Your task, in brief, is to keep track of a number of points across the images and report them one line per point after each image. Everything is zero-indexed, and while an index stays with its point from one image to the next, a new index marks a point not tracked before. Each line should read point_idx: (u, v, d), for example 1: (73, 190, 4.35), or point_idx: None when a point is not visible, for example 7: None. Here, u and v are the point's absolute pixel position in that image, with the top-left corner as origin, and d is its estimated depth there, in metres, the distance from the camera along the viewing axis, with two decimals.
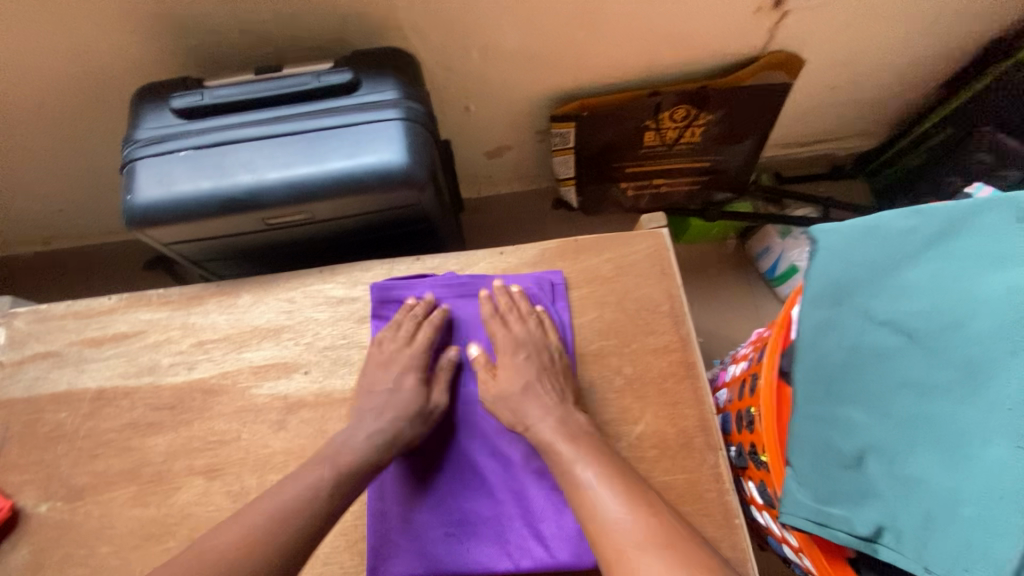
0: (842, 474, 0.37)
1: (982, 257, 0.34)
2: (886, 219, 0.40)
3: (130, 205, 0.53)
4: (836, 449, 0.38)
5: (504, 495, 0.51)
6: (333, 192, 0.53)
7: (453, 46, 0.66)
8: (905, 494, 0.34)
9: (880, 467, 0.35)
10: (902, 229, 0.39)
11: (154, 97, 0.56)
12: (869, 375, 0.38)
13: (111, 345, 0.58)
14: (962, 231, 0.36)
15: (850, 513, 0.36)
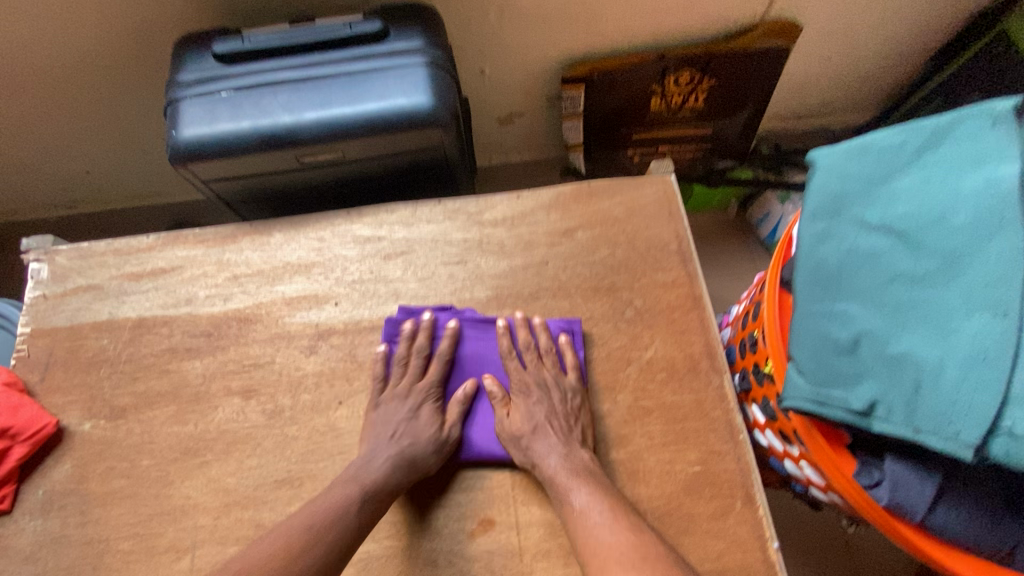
0: (839, 361, 0.40)
1: (963, 160, 0.39)
2: (876, 137, 0.44)
3: (175, 140, 0.56)
4: (834, 339, 0.41)
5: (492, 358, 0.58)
6: (365, 130, 0.57)
7: (470, 5, 0.70)
8: (895, 369, 0.37)
9: (874, 349, 0.39)
10: (894, 143, 0.42)
11: (194, 44, 0.60)
12: (863, 273, 0.41)
13: (150, 279, 0.61)
14: (944, 141, 0.40)
15: (846, 393, 0.39)
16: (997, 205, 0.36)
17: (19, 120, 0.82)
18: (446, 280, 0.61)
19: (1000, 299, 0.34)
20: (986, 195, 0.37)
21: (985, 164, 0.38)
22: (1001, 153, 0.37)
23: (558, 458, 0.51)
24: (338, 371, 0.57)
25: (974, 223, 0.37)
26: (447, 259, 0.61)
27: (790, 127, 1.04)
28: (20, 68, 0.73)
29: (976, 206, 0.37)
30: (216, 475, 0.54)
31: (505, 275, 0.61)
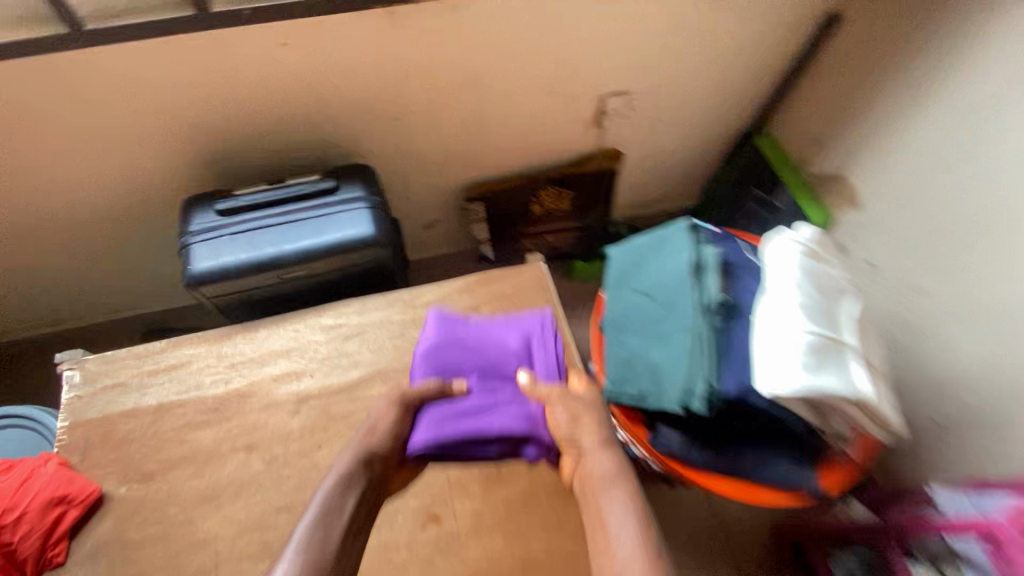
0: (624, 371, 0.69)
1: (672, 254, 0.71)
2: (635, 240, 0.76)
3: (190, 272, 0.80)
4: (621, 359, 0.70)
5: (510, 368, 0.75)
6: (327, 254, 0.83)
7: (394, 158, 1.00)
8: (648, 371, 0.67)
9: (639, 361, 0.68)
10: (643, 245, 0.75)
11: (197, 204, 0.85)
12: (633, 319, 0.71)
13: (165, 373, 0.82)
14: (665, 243, 0.73)
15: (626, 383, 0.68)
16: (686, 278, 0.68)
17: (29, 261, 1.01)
18: (391, 350, 0.86)
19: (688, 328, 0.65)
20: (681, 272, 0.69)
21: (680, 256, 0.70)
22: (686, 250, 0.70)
23: (603, 467, 0.57)
24: (316, 424, 0.79)
25: (677, 288, 0.68)
26: (391, 336, 0.87)
27: (643, 213, 1.42)
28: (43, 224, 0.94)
29: (677, 279, 0.69)
30: (230, 511, 0.73)
31: None
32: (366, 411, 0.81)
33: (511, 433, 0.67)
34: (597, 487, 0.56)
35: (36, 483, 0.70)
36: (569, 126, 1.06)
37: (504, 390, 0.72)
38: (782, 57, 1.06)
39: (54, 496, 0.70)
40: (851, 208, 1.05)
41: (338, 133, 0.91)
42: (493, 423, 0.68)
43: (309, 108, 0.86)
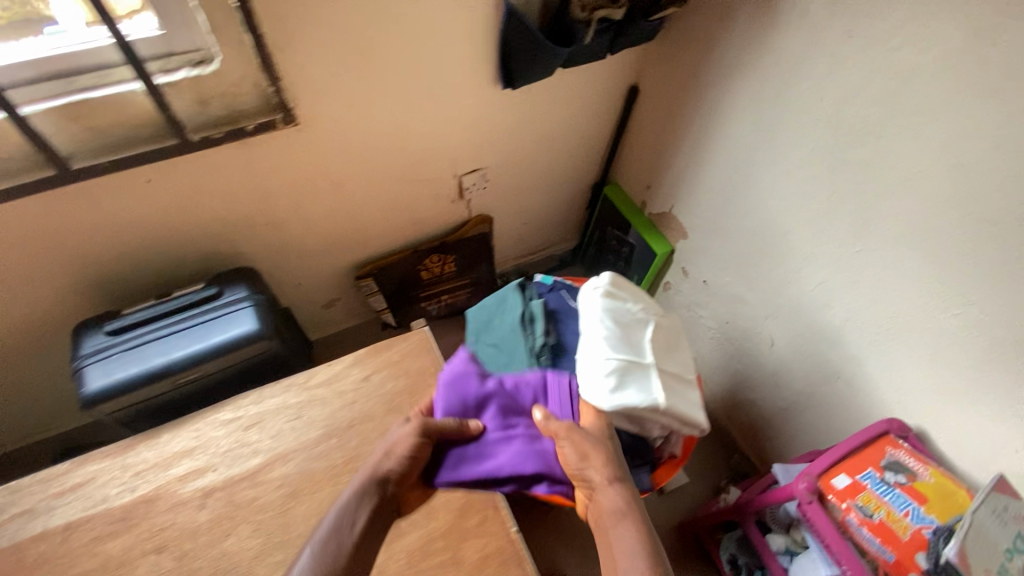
0: None
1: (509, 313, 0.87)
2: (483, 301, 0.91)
3: (84, 394, 0.86)
4: None
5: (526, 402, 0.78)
6: (216, 355, 0.92)
7: (279, 254, 1.11)
8: None
9: None
10: (490, 304, 0.90)
11: (87, 328, 0.92)
12: None
13: (70, 492, 0.87)
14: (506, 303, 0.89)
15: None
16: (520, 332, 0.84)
17: None
18: (290, 431, 0.94)
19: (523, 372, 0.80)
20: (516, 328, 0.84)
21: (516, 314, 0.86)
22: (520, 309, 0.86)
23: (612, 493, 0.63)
24: (224, 513, 0.86)
25: (516, 341, 0.84)
26: (288, 418, 0.96)
27: (528, 259, 1.59)
28: None
29: (515, 333, 0.84)
30: None
31: (330, 415, 0.97)
32: (270, 491, 0.88)
33: (521, 474, 0.71)
34: (610, 521, 0.61)
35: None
36: (436, 202, 1.21)
37: (520, 424, 0.76)
38: (604, 121, 1.27)
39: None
40: (682, 239, 1.26)
41: (219, 242, 1.02)
42: (503, 465, 0.71)
43: (186, 227, 0.96)
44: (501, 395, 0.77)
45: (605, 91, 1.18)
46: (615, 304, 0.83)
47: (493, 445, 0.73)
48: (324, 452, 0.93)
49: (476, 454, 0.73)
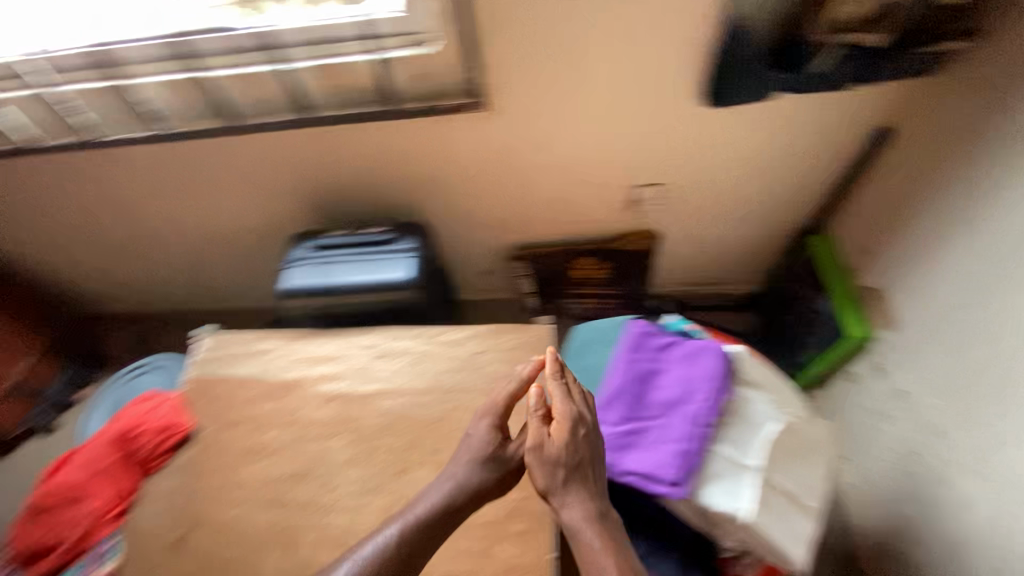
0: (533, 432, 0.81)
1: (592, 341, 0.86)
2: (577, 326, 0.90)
3: (283, 286, 1.13)
4: None
5: (669, 404, 0.72)
6: (373, 288, 1.11)
7: (452, 218, 1.23)
8: None
9: None
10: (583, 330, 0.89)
11: (302, 239, 1.20)
12: None
13: (253, 355, 1.14)
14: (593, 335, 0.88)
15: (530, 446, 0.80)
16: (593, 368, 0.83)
17: (201, 259, 1.43)
18: (404, 375, 1.07)
19: None
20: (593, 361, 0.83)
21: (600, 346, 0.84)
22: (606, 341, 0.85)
23: (580, 505, 0.63)
24: (338, 421, 1.04)
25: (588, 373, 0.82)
26: (407, 363, 1.08)
27: (698, 292, 1.42)
28: (212, 237, 1.34)
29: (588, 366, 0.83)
30: (261, 467, 1.00)
31: (440, 375, 1.07)
32: (372, 419, 1.03)
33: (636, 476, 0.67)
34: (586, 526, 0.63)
35: (170, 407, 1.07)
36: (608, 211, 1.18)
37: (655, 425, 0.71)
38: (832, 163, 1.05)
39: (173, 421, 1.05)
40: (892, 330, 0.99)
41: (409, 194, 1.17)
42: (623, 464, 0.68)
43: (387, 176, 1.13)
44: (660, 395, 0.73)
45: (842, 129, 0.98)
46: (745, 399, 0.74)
47: (643, 438, 0.70)
48: (422, 405, 1.04)
49: (621, 440, 0.70)
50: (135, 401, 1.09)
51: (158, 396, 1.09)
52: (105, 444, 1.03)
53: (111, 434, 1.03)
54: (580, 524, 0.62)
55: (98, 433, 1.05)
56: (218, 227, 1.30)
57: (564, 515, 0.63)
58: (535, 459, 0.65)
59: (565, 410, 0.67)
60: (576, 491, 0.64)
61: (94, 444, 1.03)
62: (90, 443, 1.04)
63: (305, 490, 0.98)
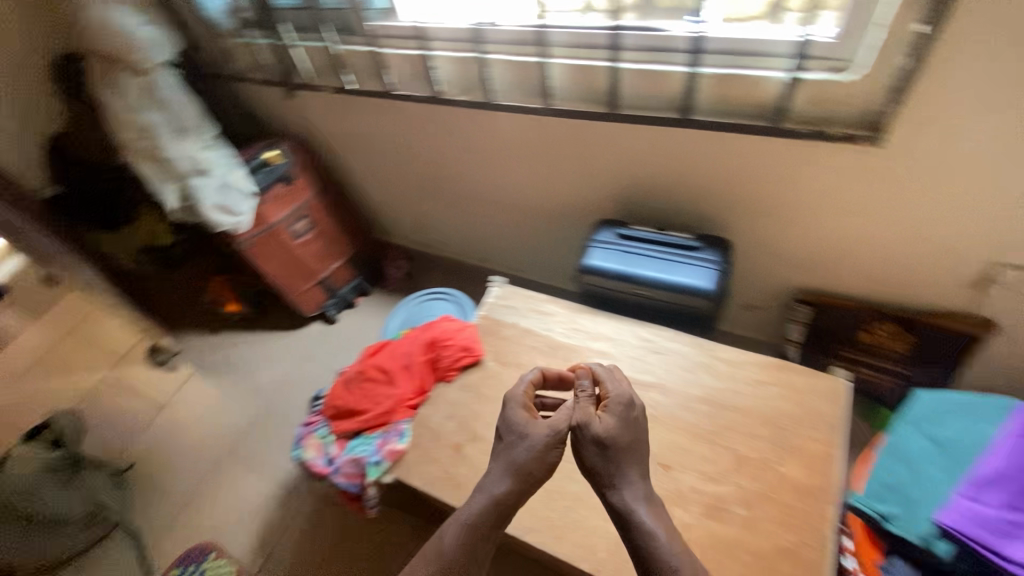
0: (889, 477, 1.01)
1: (959, 416, 1.01)
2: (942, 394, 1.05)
3: (584, 263, 1.23)
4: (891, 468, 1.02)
5: None
6: (671, 289, 1.14)
7: (752, 244, 1.23)
8: (908, 488, 0.97)
9: (901, 478, 0.99)
10: (950, 400, 1.04)
11: (608, 226, 1.28)
12: (912, 450, 1.02)
13: (537, 315, 1.27)
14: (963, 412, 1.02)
15: (884, 490, 1.00)
16: (962, 441, 0.98)
17: (491, 221, 1.65)
18: (679, 376, 1.10)
19: (953, 477, 0.94)
20: (964, 437, 0.98)
21: (970, 424, 0.99)
22: (977, 420, 0.99)
23: (641, 499, 0.78)
24: None
25: (958, 447, 0.98)
26: (683, 367, 1.11)
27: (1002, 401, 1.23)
28: (513, 205, 1.53)
29: (958, 439, 0.99)
30: None
31: (715, 388, 1.07)
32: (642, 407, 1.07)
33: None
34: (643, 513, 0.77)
35: (467, 332, 1.24)
36: (944, 281, 1.09)
37: None
38: None
39: (469, 344, 1.21)
40: None
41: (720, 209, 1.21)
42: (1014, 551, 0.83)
43: (711, 190, 1.17)
44: None
45: None
46: None
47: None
48: (695, 411, 1.05)
49: (1008, 526, 0.86)
50: (441, 319, 1.29)
51: (460, 321, 1.27)
52: (417, 346, 1.24)
53: (424, 339, 1.24)
54: (634, 506, 0.77)
55: (412, 335, 1.27)
56: (523, 200, 1.47)
57: (620, 499, 0.78)
58: (607, 451, 0.79)
59: (618, 402, 0.83)
60: (634, 479, 0.79)
61: (409, 343, 1.25)
62: (405, 341, 1.27)
63: (569, 446, 1.06)
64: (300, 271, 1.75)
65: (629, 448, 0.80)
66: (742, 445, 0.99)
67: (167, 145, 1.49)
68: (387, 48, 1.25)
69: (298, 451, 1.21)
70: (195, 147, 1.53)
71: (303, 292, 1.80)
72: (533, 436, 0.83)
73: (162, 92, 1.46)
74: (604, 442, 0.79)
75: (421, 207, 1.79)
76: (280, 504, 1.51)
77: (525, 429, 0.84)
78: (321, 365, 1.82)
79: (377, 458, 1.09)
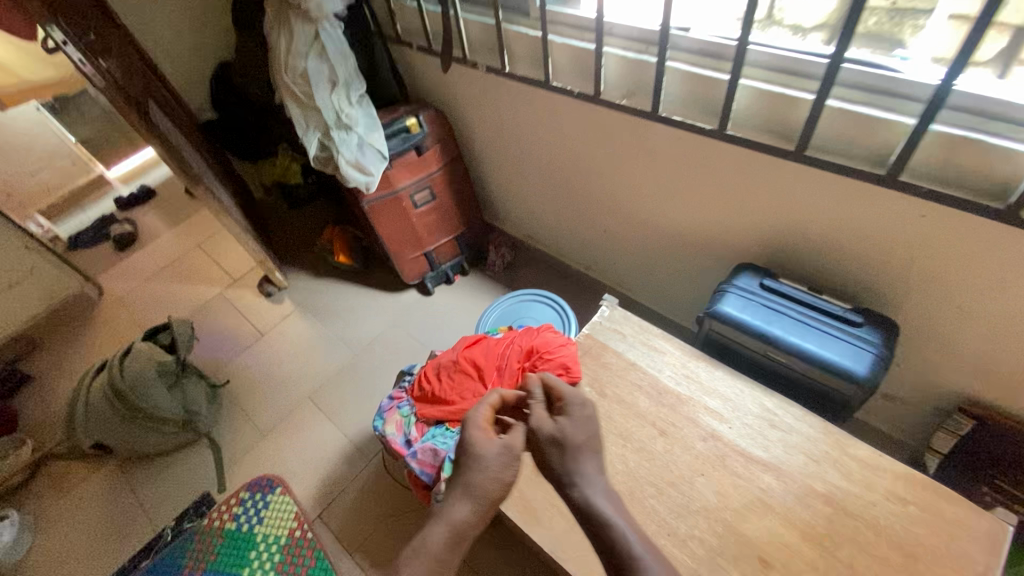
0: None
1: None
2: None
3: (717, 308, 1.11)
4: None
5: None
6: (817, 364, 1.00)
7: (922, 333, 1.05)
8: None
9: None
10: None
11: (752, 272, 1.15)
12: None
13: (648, 349, 1.18)
14: None
15: None
16: None
17: (615, 232, 1.56)
18: (800, 462, 0.97)
19: None
20: None
21: None
22: None
23: (603, 498, 0.90)
24: (710, 457, 1.00)
25: None
26: (808, 453, 0.98)
27: None
28: (644, 222, 1.44)
29: None
30: (626, 454, 1.03)
31: (842, 489, 0.93)
32: (750, 485, 0.95)
33: None
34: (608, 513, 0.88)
35: (571, 351, 1.17)
36: None
37: None
38: None
39: (569, 363, 1.13)
40: None
41: (893, 284, 1.04)
42: None
43: (888, 261, 1.01)
44: None
45: None
46: None
47: None
48: (812, 508, 0.92)
49: None
50: (547, 330, 1.23)
51: (566, 338, 1.20)
52: (517, 350, 1.19)
53: (525, 345, 1.19)
54: (592, 500, 0.90)
55: (514, 338, 1.23)
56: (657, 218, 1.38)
57: (580, 496, 0.90)
58: (559, 453, 0.93)
59: (568, 411, 0.97)
60: (589, 476, 0.92)
61: (510, 345, 1.21)
62: (506, 341, 1.22)
63: (658, 501, 0.97)
64: (410, 238, 1.78)
65: (579, 447, 0.95)
66: (862, 566, 0.85)
67: (318, 93, 1.49)
68: (553, 37, 1.19)
69: (379, 422, 1.21)
70: (343, 101, 1.53)
71: (407, 259, 1.82)
72: (493, 453, 0.95)
73: (326, 42, 1.47)
74: (558, 446, 0.93)
75: (541, 200, 1.73)
76: (346, 459, 1.56)
77: (485, 451, 0.96)
78: (409, 333, 1.84)
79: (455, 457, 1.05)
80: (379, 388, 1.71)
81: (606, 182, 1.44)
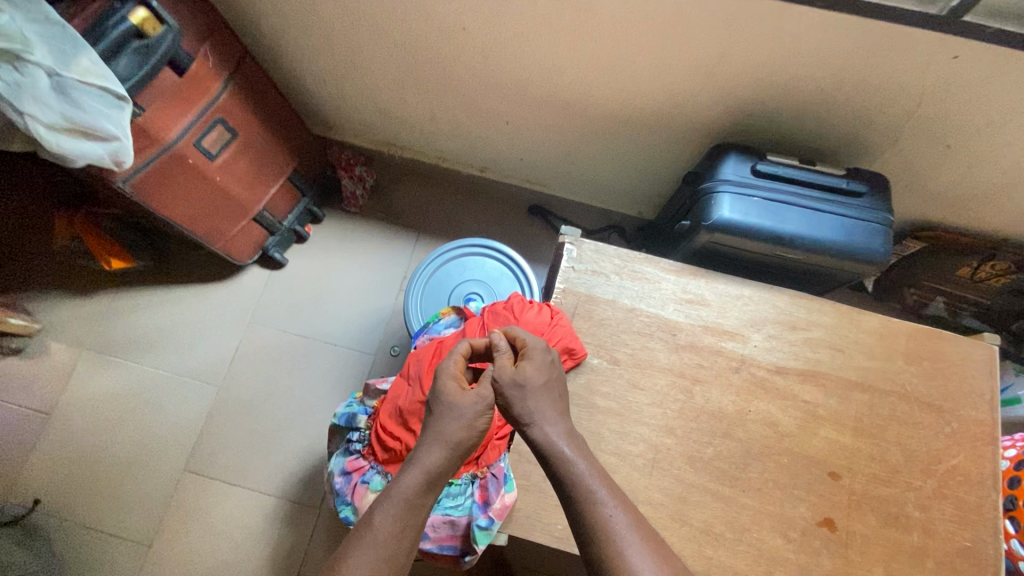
0: None
1: None
2: None
3: (718, 216, 0.89)
4: None
5: None
6: (836, 254, 0.88)
7: (897, 175, 0.99)
8: None
9: None
10: None
11: (737, 156, 0.93)
12: None
13: (639, 281, 0.96)
14: None
15: None
16: None
17: (523, 120, 1.17)
18: (828, 357, 0.92)
19: None
20: None
21: None
22: None
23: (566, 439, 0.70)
24: (751, 388, 0.89)
25: None
26: (832, 344, 0.92)
27: None
28: (567, 103, 1.07)
29: None
30: (669, 424, 0.87)
31: (870, 370, 0.91)
32: (797, 403, 0.89)
33: None
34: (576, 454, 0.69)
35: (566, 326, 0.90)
36: None
37: None
38: None
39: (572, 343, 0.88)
40: None
41: (881, 134, 0.91)
42: None
43: (890, 109, 0.86)
44: None
45: None
46: None
47: None
48: (853, 401, 0.89)
49: None
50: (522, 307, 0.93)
51: (550, 310, 0.92)
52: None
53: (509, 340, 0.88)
54: (555, 441, 0.69)
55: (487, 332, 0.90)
56: (589, 95, 1.03)
57: (542, 438, 0.69)
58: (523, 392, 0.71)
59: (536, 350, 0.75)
60: (552, 413, 0.71)
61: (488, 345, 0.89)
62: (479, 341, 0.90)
63: (722, 461, 0.86)
64: (225, 205, 1.16)
65: (545, 387, 0.73)
66: (907, 438, 0.88)
67: None
68: None
69: (348, 511, 0.85)
70: None
71: (230, 234, 1.22)
72: (460, 401, 0.72)
73: None
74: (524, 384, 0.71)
75: (402, 96, 1.21)
76: (287, 521, 1.20)
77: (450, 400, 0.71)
78: (281, 328, 1.34)
79: (484, 519, 0.80)
80: (279, 417, 1.27)
81: (510, 57, 1.00)
